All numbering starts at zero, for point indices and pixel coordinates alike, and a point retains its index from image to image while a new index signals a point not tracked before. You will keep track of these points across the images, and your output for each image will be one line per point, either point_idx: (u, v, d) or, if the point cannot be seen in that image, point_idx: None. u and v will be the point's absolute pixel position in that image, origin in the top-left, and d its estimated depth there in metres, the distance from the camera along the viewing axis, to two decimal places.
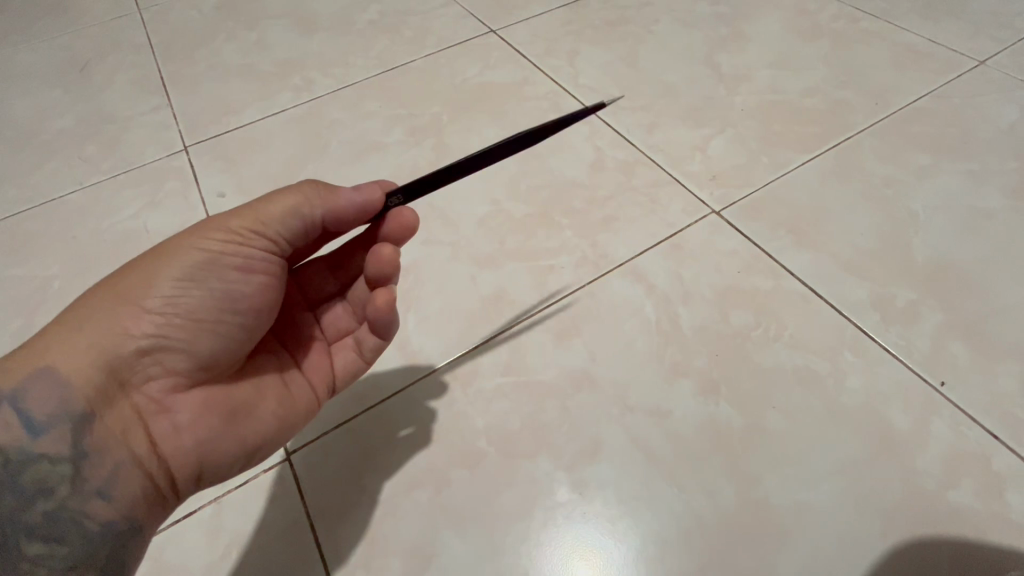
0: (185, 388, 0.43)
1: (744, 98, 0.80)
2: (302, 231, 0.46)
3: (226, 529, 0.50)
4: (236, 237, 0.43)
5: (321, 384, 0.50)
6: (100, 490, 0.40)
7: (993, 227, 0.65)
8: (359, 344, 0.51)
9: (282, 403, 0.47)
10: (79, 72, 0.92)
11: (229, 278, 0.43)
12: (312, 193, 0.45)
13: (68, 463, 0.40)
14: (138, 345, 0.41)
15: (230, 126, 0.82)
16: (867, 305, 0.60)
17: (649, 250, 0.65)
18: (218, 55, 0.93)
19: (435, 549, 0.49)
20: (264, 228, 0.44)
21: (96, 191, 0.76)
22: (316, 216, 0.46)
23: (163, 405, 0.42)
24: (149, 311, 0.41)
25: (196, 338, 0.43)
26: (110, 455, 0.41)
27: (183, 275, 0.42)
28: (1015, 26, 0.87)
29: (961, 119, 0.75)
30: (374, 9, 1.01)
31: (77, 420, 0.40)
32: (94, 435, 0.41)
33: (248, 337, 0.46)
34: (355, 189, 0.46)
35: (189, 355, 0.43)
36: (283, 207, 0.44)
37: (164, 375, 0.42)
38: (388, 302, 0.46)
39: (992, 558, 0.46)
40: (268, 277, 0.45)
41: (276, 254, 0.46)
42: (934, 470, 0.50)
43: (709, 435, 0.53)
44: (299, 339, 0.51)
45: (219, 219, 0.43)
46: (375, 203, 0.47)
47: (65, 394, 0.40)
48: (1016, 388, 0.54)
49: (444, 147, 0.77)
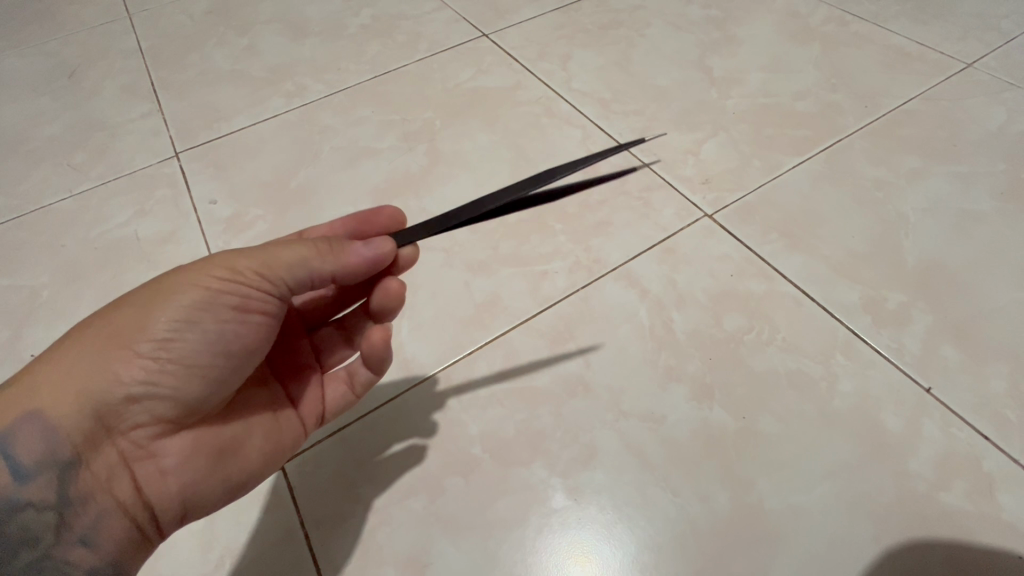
0: (172, 431, 0.43)
1: (736, 101, 0.81)
2: (308, 281, 0.44)
3: (220, 542, 0.50)
4: (234, 281, 0.42)
5: (310, 416, 0.51)
6: (85, 538, 0.41)
7: (982, 228, 0.65)
8: (351, 378, 0.52)
9: (268, 437, 0.47)
10: (68, 78, 0.92)
11: (224, 321, 0.42)
12: (324, 245, 0.44)
13: (54, 512, 0.40)
14: (127, 392, 0.40)
15: (221, 132, 0.82)
16: (859, 308, 0.60)
17: (642, 254, 0.66)
18: (209, 61, 0.93)
19: (430, 558, 0.49)
20: (270, 274, 0.43)
21: (86, 199, 0.75)
22: (324, 268, 0.44)
23: (149, 450, 0.42)
24: (140, 356, 0.40)
25: (186, 384, 0.42)
26: (95, 501, 0.41)
27: (177, 319, 0.41)
28: (1002, 28, 0.88)
29: (951, 121, 0.76)
30: (366, 13, 1.01)
31: (63, 467, 0.40)
32: (80, 481, 0.41)
33: (238, 376, 0.45)
34: (368, 242, 0.44)
35: (177, 401, 0.42)
36: (290, 256, 0.43)
37: (150, 422, 0.42)
38: (382, 337, 0.47)
39: (983, 560, 0.46)
40: (265, 318, 0.44)
41: (277, 297, 0.45)
42: (926, 473, 0.50)
43: (703, 439, 0.53)
44: (292, 367, 0.52)
45: (224, 262, 0.42)
46: (384, 259, 0.45)
47: (53, 439, 0.40)
48: (1006, 389, 0.54)
49: (437, 152, 0.77)
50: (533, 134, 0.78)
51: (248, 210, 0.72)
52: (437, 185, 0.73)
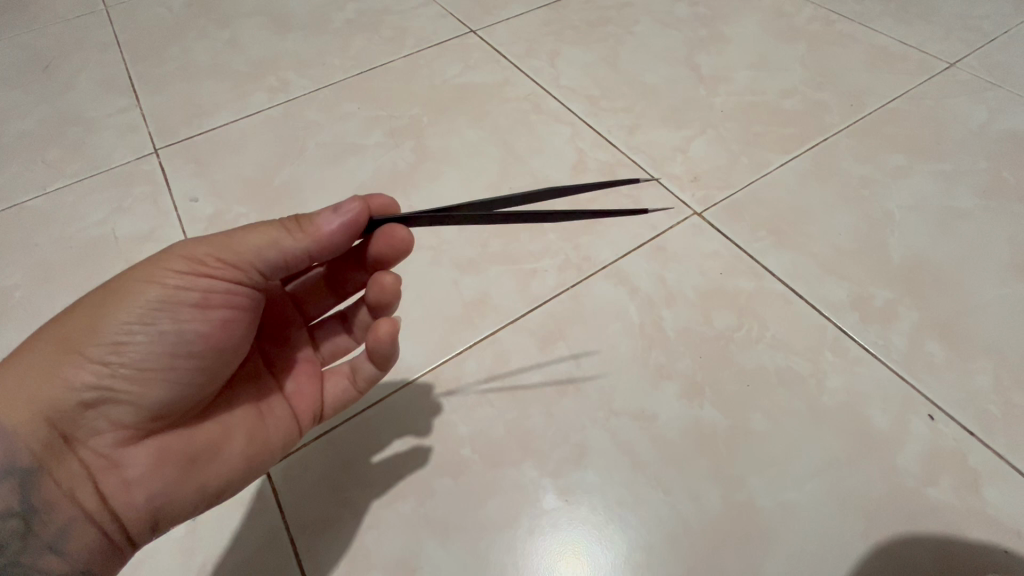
0: (136, 438, 0.42)
1: (724, 99, 0.81)
2: (279, 263, 0.43)
3: (202, 549, 0.49)
4: (191, 275, 0.41)
5: (308, 412, 0.50)
6: (53, 545, 0.40)
7: (965, 226, 0.66)
8: (353, 373, 0.50)
9: (249, 440, 0.46)
10: (42, 71, 0.89)
11: (183, 320, 0.41)
12: (291, 223, 0.43)
13: (19, 519, 0.40)
14: (82, 397, 0.40)
15: (202, 128, 0.80)
16: (846, 305, 0.60)
17: (631, 252, 0.65)
18: (189, 54, 0.91)
19: (419, 562, 0.48)
20: (231, 258, 0.42)
21: (61, 196, 0.73)
22: (296, 247, 0.43)
23: (112, 459, 0.41)
24: (93, 361, 0.40)
25: (147, 389, 0.41)
26: (61, 509, 0.40)
27: (132, 321, 0.40)
28: (983, 29, 0.89)
29: (934, 120, 0.77)
30: (351, 7, 0.99)
31: (25, 474, 0.39)
32: (43, 488, 0.40)
33: (209, 378, 0.44)
34: (335, 210, 0.43)
35: (136, 406, 0.41)
36: (254, 240, 0.42)
37: (111, 429, 0.41)
38: (389, 332, 0.46)
39: (969, 554, 0.47)
40: (233, 314, 0.43)
41: (244, 286, 0.43)
42: (912, 467, 0.51)
43: (694, 438, 0.53)
44: (288, 363, 0.51)
45: (178, 255, 0.41)
46: (355, 222, 0.43)
47: (12, 449, 0.39)
48: (990, 385, 0.55)
49: (424, 149, 0.76)
50: (521, 131, 0.78)
51: (230, 208, 0.71)
52: (425, 182, 0.73)
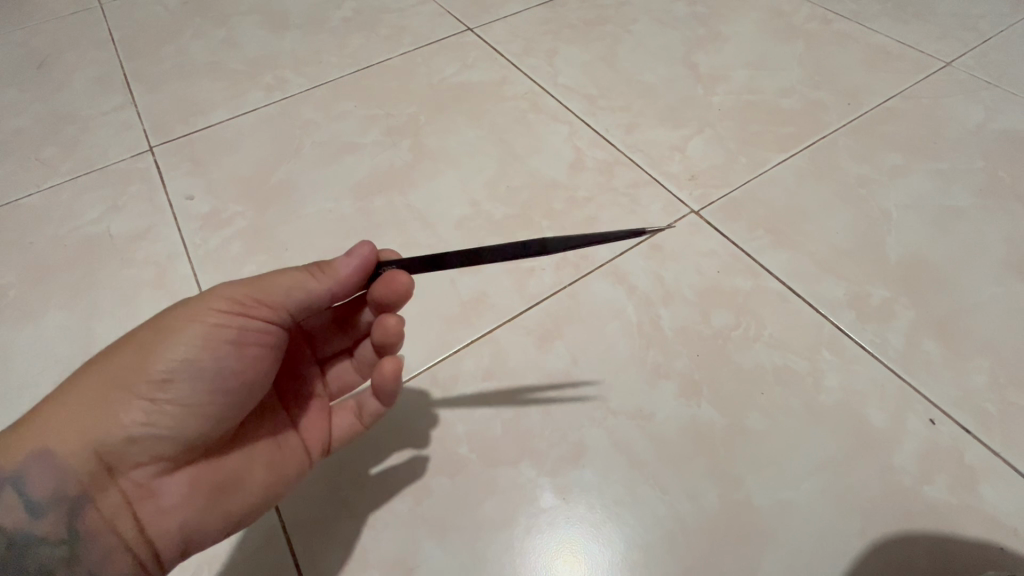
0: (174, 470, 0.42)
1: (721, 98, 0.81)
2: (305, 305, 0.45)
3: (198, 549, 0.48)
4: (230, 314, 0.42)
5: (316, 446, 0.49)
6: (94, 573, 0.40)
7: (961, 225, 0.66)
8: (360, 408, 0.49)
9: (274, 469, 0.45)
10: (36, 69, 0.89)
11: (222, 356, 0.42)
12: (315, 267, 0.45)
13: (65, 547, 0.40)
14: (126, 431, 0.40)
15: (198, 126, 0.80)
16: (844, 304, 0.60)
17: (629, 251, 0.65)
18: (185, 52, 0.91)
19: (416, 561, 0.48)
20: (265, 298, 0.43)
21: (55, 194, 0.73)
22: (321, 289, 0.45)
23: (150, 489, 0.41)
24: (138, 396, 0.40)
25: (187, 422, 0.41)
26: (102, 539, 0.40)
27: (176, 356, 0.41)
28: (979, 28, 0.90)
29: (930, 119, 0.77)
30: (348, 5, 0.99)
31: (72, 503, 0.40)
32: (88, 518, 0.40)
33: (242, 411, 0.44)
34: (350, 253, 0.45)
35: (176, 439, 0.41)
36: (287, 281, 0.44)
37: (151, 461, 0.41)
38: (394, 371, 0.46)
39: (966, 552, 0.47)
40: (265, 350, 0.44)
41: (276, 325, 0.45)
42: (909, 466, 0.51)
43: (691, 436, 0.53)
44: (299, 398, 0.51)
45: (218, 294, 0.42)
46: (369, 262, 0.45)
47: (60, 480, 0.39)
48: (986, 383, 0.55)
49: (422, 148, 0.76)
50: (518, 129, 0.78)
51: (226, 206, 0.71)
52: (422, 181, 0.72)
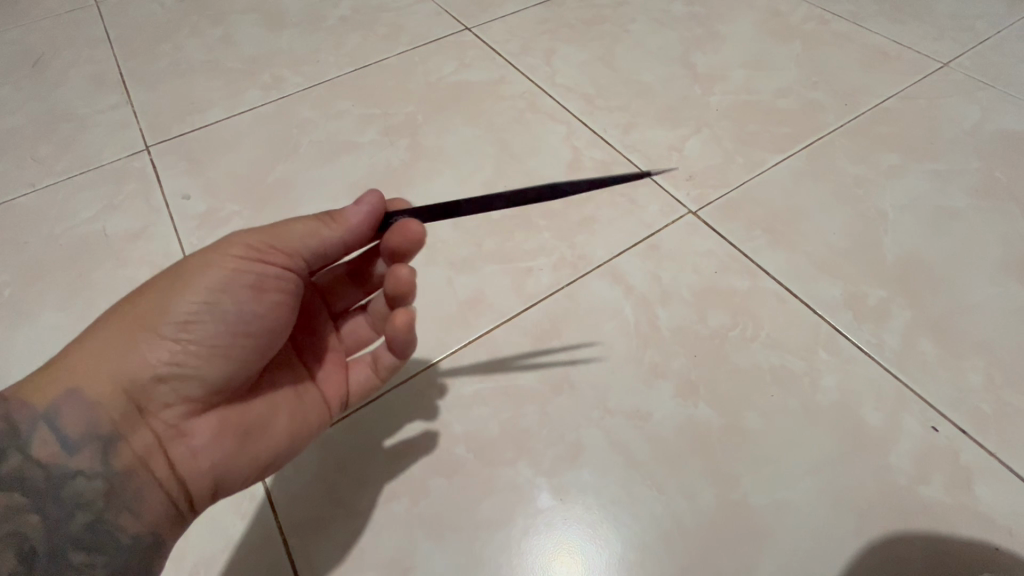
0: (200, 409, 0.43)
1: (719, 98, 0.81)
2: (319, 254, 0.45)
3: (195, 549, 0.48)
4: (247, 260, 0.42)
5: (335, 399, 0.50)
6: (128, 508, 0.41)
7: (958, 225, 0.66)
8: (376, 362, 0.50)
9: (294, 417, 0.47)
10: (32, 67, 0.88)
11: (242, 301, 0.42)
12: (327, 216, 0.45)
13: (100, 482, 0.41)
14: (156, 371, 0.41)
15: (195, 125, 0.79)
16: (840, 304, 0.61)
17: (626, 251, 0.65)
18: (182, 50, 0.90)
19: (413, 561, 0.48)
20: (279, 245, 0.43)
21: (51, 193, 0.72)
22: (333, 237, 0.44)
23: (180, 429, 0.42)
24: (164, 337, 0.41)
25: (211, 364, 0.42)
26: (136, 476, 0.41)
27: (197, 301, 0.41)
28: (976, 29, 0.90)
29: (927, 119, 0.77)
30: (346, 4, 0.99)
31: (106, 441, 0.41)
32: (121, 456, 0.41)
33: (263, 356, 0.45)
34: (359, 202, 0.45)
35: (202, 380, 0.42)
36: (300, 230, 0.44)
37: (179, 402, 0.42)
38: (406, 324, 0.46)
39: (961, 552, 0.47)
40: (283, 296, 0.44)
41: (292, 271, 0.45)
42: (905, 466, 0.51)
43: (688, 437, 0.53)
44: (316, 350, 0.51)
45: (234, 239, 0.42)
46: (377, 211, 0.45)
47: (95, 419, 0.41)
48: (982, 384, 0.55)
49: (419, 147, 0.76)
50: (516, 129, 0.78)
51: (222, 206, 0.70)
52: (420, 181, 0.72)
